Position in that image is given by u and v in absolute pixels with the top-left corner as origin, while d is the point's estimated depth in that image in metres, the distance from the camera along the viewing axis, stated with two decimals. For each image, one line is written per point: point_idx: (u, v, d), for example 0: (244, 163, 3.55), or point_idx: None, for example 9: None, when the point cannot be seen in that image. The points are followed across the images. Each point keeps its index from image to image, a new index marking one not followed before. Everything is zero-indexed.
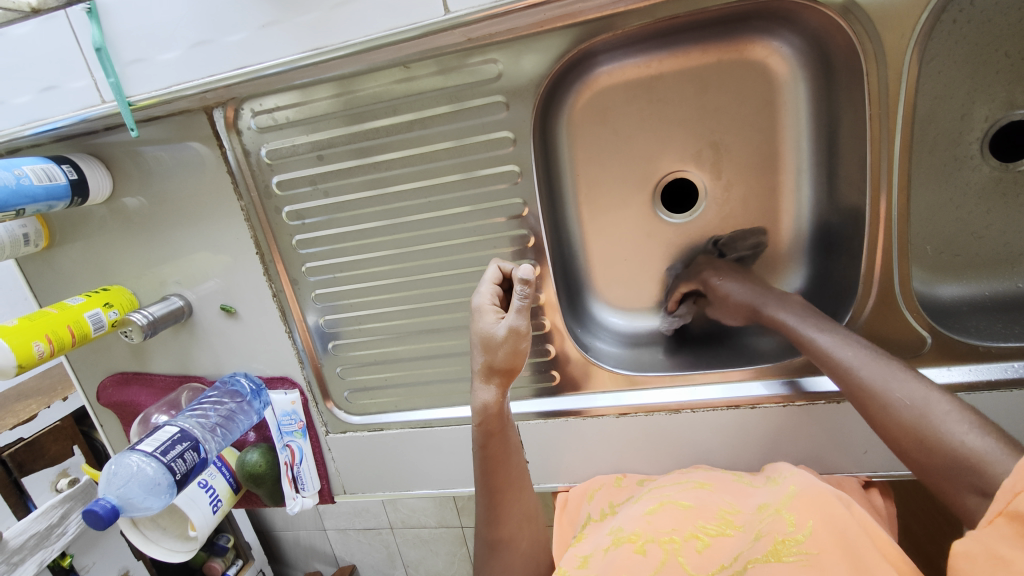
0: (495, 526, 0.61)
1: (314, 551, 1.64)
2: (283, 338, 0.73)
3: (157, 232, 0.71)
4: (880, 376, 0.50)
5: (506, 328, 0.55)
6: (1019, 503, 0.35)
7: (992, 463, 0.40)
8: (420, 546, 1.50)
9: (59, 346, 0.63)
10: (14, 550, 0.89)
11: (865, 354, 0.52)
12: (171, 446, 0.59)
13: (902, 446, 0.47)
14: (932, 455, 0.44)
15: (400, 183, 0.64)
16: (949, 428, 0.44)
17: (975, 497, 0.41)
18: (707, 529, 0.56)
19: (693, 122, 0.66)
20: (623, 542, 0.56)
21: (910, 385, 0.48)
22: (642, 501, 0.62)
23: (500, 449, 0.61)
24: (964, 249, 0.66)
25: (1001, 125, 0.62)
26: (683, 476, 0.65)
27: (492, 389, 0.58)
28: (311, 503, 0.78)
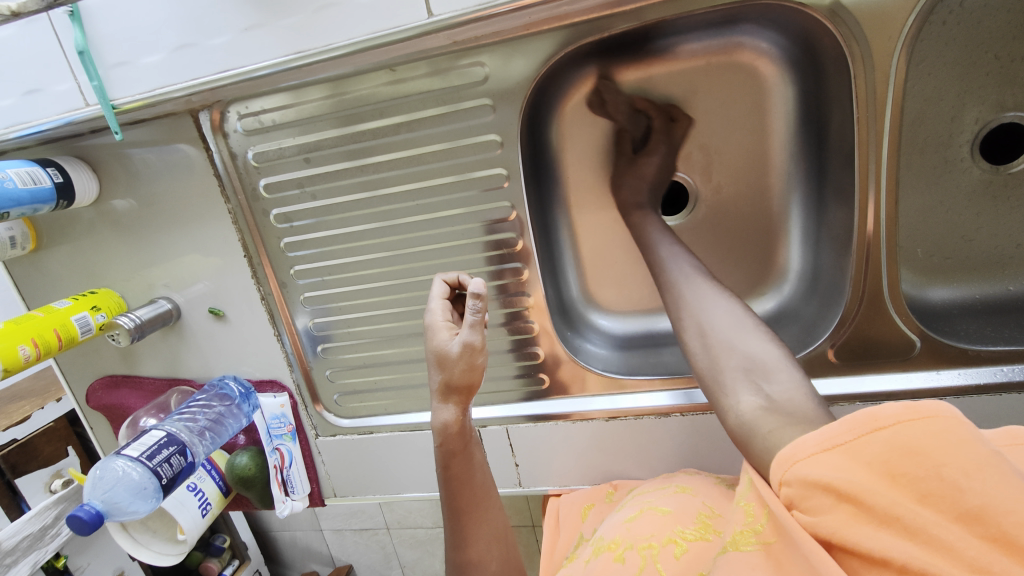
0: (463, 549, 0.59)
1: (310, 552, 1.64)
2: (272, 341, 0.73)
3: (144, 235, 0.71)
4: (709, 289, 0.54)
5: (460, 344, 0.52)
6: (799, 469, 0.35)
7: (776, 373, 0.45)
8: (416, 547, 1.50)
9: (45, 350, 0.63)
10: (7, 551, 0.89)
11: (694, 268, 0.56)
12: (157, 450, 0.59)
13: (704, 350, 0.50)
14: (734, 353, 0.48)
15: (387, 186, 0.64)
16: (742, 338, 0.48)
17: (753, 399, 0.44)
18: (684, 535, 0.53)
19: (682, 126, 0.66)
20: (603, 551, 0.56)
21: (729, 302, 0.52)
22: (624, 509, 0.63)
23: (462, 470, 0.58)
24: (955, 252, 0.65)
25: (992, 127, 0.62)
26: (666, 482, 0.66)
27: (450, 408, 0.55)
28: (302, 506, 0.78)
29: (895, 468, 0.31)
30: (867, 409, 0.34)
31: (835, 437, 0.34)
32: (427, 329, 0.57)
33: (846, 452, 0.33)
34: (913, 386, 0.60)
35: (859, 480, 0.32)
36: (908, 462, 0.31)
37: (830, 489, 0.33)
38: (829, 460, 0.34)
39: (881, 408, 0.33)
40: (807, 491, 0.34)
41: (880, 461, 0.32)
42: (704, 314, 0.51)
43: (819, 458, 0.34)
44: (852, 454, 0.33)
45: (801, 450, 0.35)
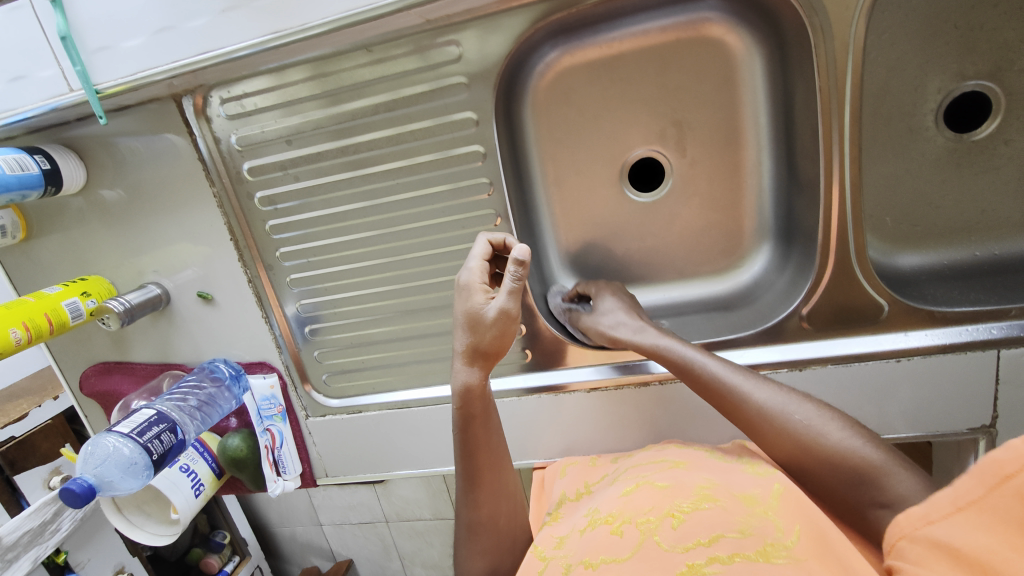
0: (474, 508, 0.63)
1: (310, 547, 1.64)
2: (260, 324, 0.74)
3: (132, 222, 0.72)
4: (776, 402, 0.54)
5: (497, 310, 0.55)
6: (930, 531, 0.36)
7: (886, 473, 0.47)
8: (415, 538, 1.51)
9: (37, 334, 0.64)
10: (8, 547, 0.87)
11: (740, 374, 0.57)
12: (148, 427, 0.61)
13: (776, 447, 0.54)
14: (837, 471, 0.50)
15: (368, 166, 0.66)
16: (828, 433, 0.51)
17: (878, 511, 0.47)
18: (682, 507, 0.53)
19: (655, 102, 0.67)
20: (599, 523, 0.56)
21: (803, 404, 0.54)
22: (618, 484, 0.62)
23: (482, 433, 0.61)
24: (923, 220, 0.67)
25: (954, 96, 0.63)
26: (659, 455, 0.65)
27: (475, 371, 0.58)
28: (293, 486, 0.80)
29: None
30: (990, 458, 0.33)
31: (968, 494, 0.34)
32: (457, 287, 0.59)
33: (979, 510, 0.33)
34: (882, 348, 0.62)
35: (987, 545, 0.32)
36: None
37: (958, 554, 0.33)
38: (961, 521, 0.34)
39: (998, 454, 0.32)
40: (931, 552, 0.35)
41: (1006, 520, 0.31)
42: (827, 441, 0.51)
43: (950, 521, 0.35)
44: (973, 514, 0.33)
45: (935, 510, 0.36)
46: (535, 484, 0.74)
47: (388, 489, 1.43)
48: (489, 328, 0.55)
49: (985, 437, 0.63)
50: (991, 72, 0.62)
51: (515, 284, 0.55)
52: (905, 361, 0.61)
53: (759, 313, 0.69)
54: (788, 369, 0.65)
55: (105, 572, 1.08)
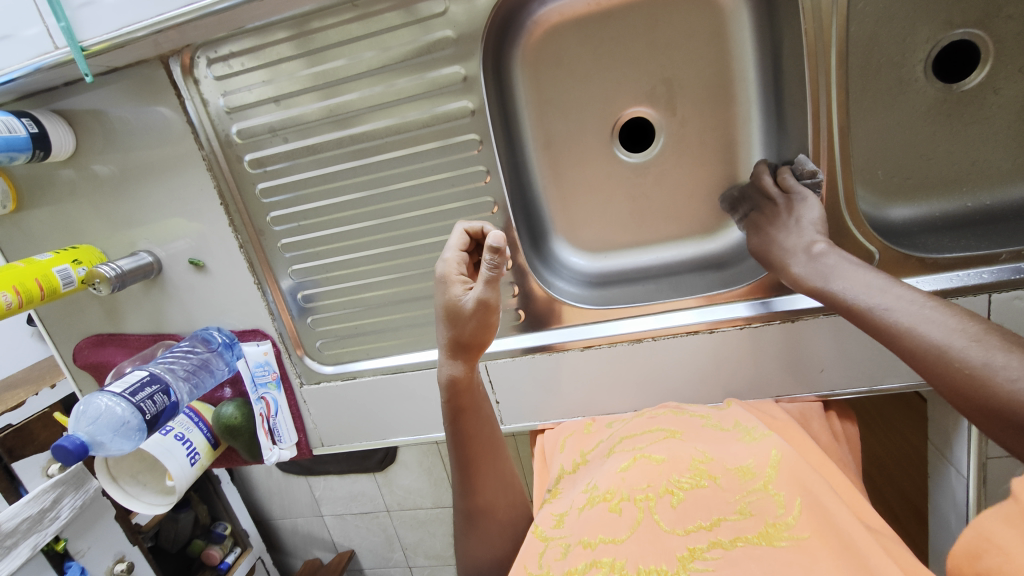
0: (472, 496, 0.65)
1: (312, 539, 1.64)
2: (253, 291, 0.74)
3: (122, 191, 0.72)
4: (941, 331, 0.43)
5: (475, 300, 0.55)
6: None
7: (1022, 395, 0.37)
8: (417, 527, 1.51)
9: (27, 298, 0.64)
10: (7, 534, 0.87)
11: (903, 296, 0.47)
12: (140, 388, 0.60)
13: (939, 378, 0.43)
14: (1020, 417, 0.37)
15: (358, 125, 0.65)
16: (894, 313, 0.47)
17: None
18: (680, 483, 0.56)
19: (644, 58, 0.67)
20: (598, 501, 0.58)
21: (980, 336, 0.41)
22: (613, 457, 0.63)
23: (472, 423, 0.63)
24: (915, 172, 0.67)
25: (943, 45, 0.63)
26: (652, 423, 0.66)
27: (459, 363, 0.60)
28: (289, 455, 0.79)
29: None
30: None
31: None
32: (438, 280, 0.60)
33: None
34: None
35: None
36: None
37: None
38: None
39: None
40: None
41: None
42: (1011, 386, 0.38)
43: None
44: None
45: None
46: (544, 448, 0.73)
47: (388, 477, 1.42)
48: (468, 318, 0.56)
49: None
50: (979, 20, 0.62)
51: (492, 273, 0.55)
52: None
53: (751, 268, 0.70)
54: (779, 322, 0.65)
55: (105, 560, 1.07)
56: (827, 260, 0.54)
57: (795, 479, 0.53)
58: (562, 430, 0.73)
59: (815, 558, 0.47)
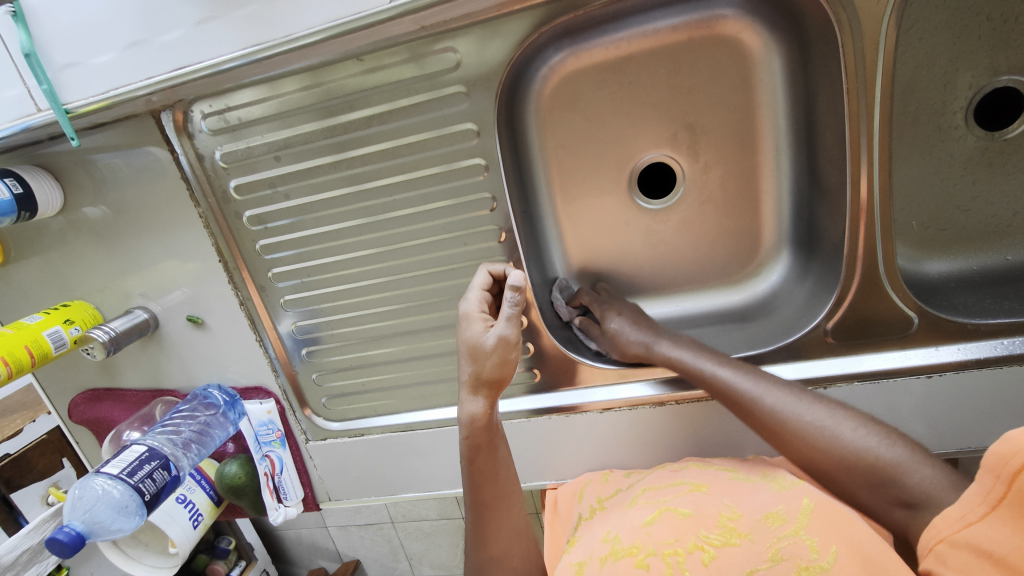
0: (484, 547, 0.59)
1: (317, 549, 1.62)
2: (254, 347, 0.71)
3: (115, 245, 0.68)
4: (786, 405, 0.54)
5: (495, 337, 0.54)
6: (967, 532, 0.37)
7: (908, 471, 0.47)
8: (422, 539, 1.49)
9: (17, 368, 0.61)
10: (6, 567, 0.81)
11: (754, 379, 0.56)
12: (139, 466, 0.57)
13: (789, 448, 0.53)
14: (852, 471, 0.50)
15: (365, 180, 0.62)
16: (797, 412, 0.53)
17: (900, 510, 0.47)
18: (710, 539, 0.53)
19: (666, 105, 0.63)
20: (621, 555, 0.53)
21: (814, 406, 0.53)
22: (635, 509, 0.60)
23: (488, 465, 0.59)
24: (951, 223, 0.63)
25: (986, 92, 0.59)
26: (677, 476, 0.63)
27: (480, 400, 0.57)
28: (296, 512, 0.77)
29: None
30: (996, 451, 0.36)
31: (991, 493, 0.36)
32: (459, 317, 0.58)
33: (1003, 505, 0.36)
34: (913, 364, 0.59)
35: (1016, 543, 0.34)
36: None
37: (991, 555, 0.35)
38: (991, 524, 0.36)
39: (991, 459, 0.36)
40: (970, 555, 0.36)
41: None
42: (839, 441, 0.51)
43: (984, 522, 0.37)
44: (1003, 511, 0.35)
45: (970, 511, 0.38)
46: (572, 484, 0.70)
47: None
48: (489, 356, 0.54)
49: None
50: None
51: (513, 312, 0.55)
52: (937, 377, 0.58)
53: (779, 325, 0.66)
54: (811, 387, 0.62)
55: None
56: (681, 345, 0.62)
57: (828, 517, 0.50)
58: (581, 478, 0.70)
59: None
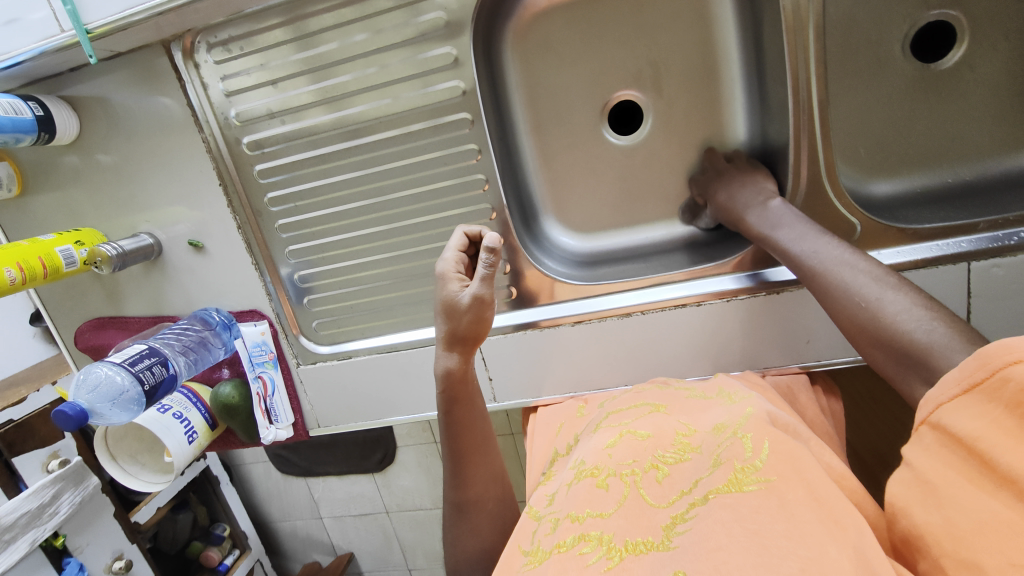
0: (463, 489, 0.68)
1: (311, 542, 1.64)
2: (250, 271, 0.76)
3: (124, 173, 0.74)
4: (848, 280, 0.52)
5: (471, 297, 0.60)
6: (941, 415, 0.37)
7: (939, 356, 0.43)
8: (416, 528, 1.51)
9: (30, 276, 0.66)
10: (7, 528, 0.94)
11: (828, 248, 0.55)
12: (139, 359, 0.62)
13: (841, 318, 0.52)
14: (888, 348, 0.48)
15: (356, 104, 0.67)
16: (857, 287, 0.51)
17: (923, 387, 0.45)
18: (665, 458, 0.56)
19: (631, 43, 0.70)
20: (585, 476, 0.59)
21: (874, 283, 0.51)
22: (601, 432, 0.63)
23: (466, 415, 0.67)
24: (895, 149, 0.68)
25: (919, 25, 0.65)
26: (639, 398, 0.66)
27: (455, 355, 0.64)
28: (286, 435, 0.80)
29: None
30: (998, 343, 0.34)
31: (971, 376, 0.35)
32: (437, 277, 0.63)
33: (983, 391, 0.35)
34: None
35: (986, 434, 0.34)
36: None
37: (963, 442, 0.35)
38: (967, 410, 0.35)
39: (985, 350, 0.35)
40: (945, 439, 0.37)
41: (1005, 403, 0.33)
42: (882, 320, 0.48)
43: (956, 404, 0.36)
44: (979, 397, 0.35)
45: (943, 393, 0.37)
46: (545, 416, 0.74)
47: (388, 479, 1.43)
48: (464, 313, 0.60)
49: None
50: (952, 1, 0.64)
51: (487, 272, 0.59)
52: None
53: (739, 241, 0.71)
54: (766, 293, 0.66)
55: (105, 558, 1.13)
56: (772, 211, 0.61)
57: (763, 423, 0.52)
58: (553, 413, 0.74)
59: (782, 497, 0.45)
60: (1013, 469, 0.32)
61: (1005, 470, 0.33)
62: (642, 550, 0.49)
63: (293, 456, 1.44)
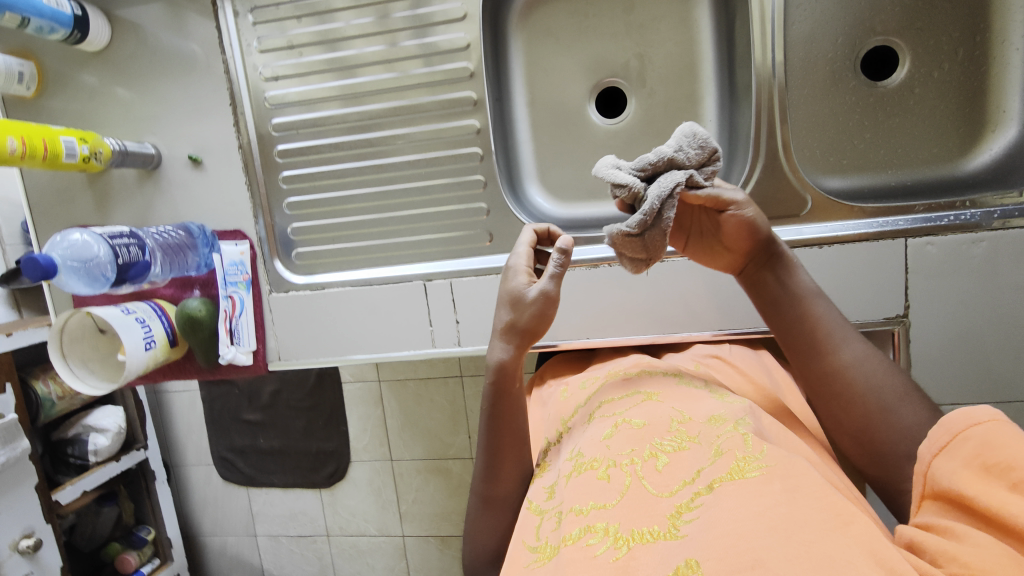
0: (494, 483, 0.62)
1: (239, 563, 1.48)
2: (241, 190, 0.79)
3: (141, 85, 0.78)
4: (821, 329, 0.60)
5: (537, 291, 0.60)
6: (930, 482, 0.40)
7: (901, 410, 0.54)
8: (355, 559, 1.38)
9: (29, 153, 0.65)
10: None
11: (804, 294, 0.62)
12: (120, 235, 0.63)
13: (812, 363, 0.60)
14: (857, 398, 0.57)
15: (369, 45, 0.74)
16: (834, 341, 0.60)
17: (885, 425, 0.55)
18: (662, 445, 0.49)
19: (621, 34, 0.79)
20: (585, 469, 0.50)
21: (845, 339, 0.59)
22: (595, 424, 0.57)
23: (510, 407, 0.63)
24: (848, 155, 0.76)
25: (868, 49, 0.75)
26: (630, 387, 0.62)
27: (511, 348, 0.62)
28: (245, 360, 0.80)
29: (987, 460, 0.36)
30: (959, 412, 0.40)
31: (939, 440, 0.40)
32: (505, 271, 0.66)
33: (952, 453, 0.39)
34: (806, 236, 0.68)
35: (962, 483, 0.37)
36: (998, 452, 0.36)
37: (950, 497, 0.37)
38: (947, 470, 0.39)
39: (952, 417, 0.40)
40: (941, 503, 0.38)
41: (968, 458, 0.37)
42: (852, 372, 0.58)
43: (937, 466, 0.40)
44: (950, 457, 0.39)
45: (923, 462, 0.41)
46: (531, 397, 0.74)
47: (335, 496, 1.34)
48: (527, 306, 0.60)
49: (900, 326, 0.67)
50: (895, 29, 0.73)
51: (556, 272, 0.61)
52: (826, 249, 0.67)
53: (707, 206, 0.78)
54: None
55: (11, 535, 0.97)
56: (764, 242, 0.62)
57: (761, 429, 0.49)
58: (544, 409, 0.71)
59: (788, 481, 0.41)
60: (987, 503, 0.34)
61: (980, 507, 0.35)
62: (650, 539, 0.41)
63: (238, 461, 1.36)
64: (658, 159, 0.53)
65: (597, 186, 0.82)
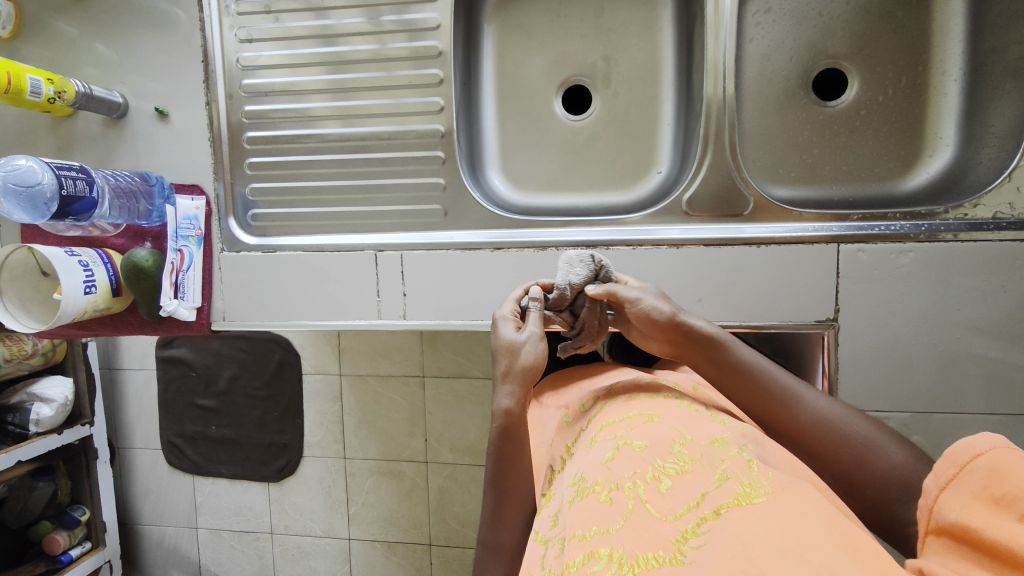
0: (499, 530, 0.58)
1: (175, 557, 1.41)
2: (204, 146, 0.80)
3: (116, 36, 0.80)
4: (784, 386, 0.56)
5: (529, 333, 0.62)
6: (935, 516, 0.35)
7: (886, 451, 0.50)
8: (297, 561, 1.33)
9: None
10: None
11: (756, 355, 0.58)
12: (67, 168, 0.64)
13: (780, 424, 0.54)
14: (840, 453, 0.51)
15: (343, 17, 0.76)
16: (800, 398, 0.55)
17: (871, 473, 0.50)
18: (665, 466, 0.44)
19: (590, 35, 0.82)
20: (585, 493, 0.45)
21: (809, 392, 0.55)
22: (596, 446, 0.50)
23: (516, 451, 0.58)
24: (795, 168, 0.78)
25: (821, 72, 0.78)
26: (631, 408, 0.53)
27: (512, 391, 0.59)
28: (187, 315, 0.79)
29: (995, 492, 0.32)
30: (964, 442, 0.35)
31: (945, 473, 0.35)
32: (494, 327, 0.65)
33: (959, 486, 0.34)
34: (744, 236, 0.70)
35: (969, 515, 0.32)
36: (1008, 482, 0.31)
37: (958, 532, 0.32)
38: (954, 503, 0.34)
39: (955, 447, 0.36)
40: (945, 538, 0.33)
41: (976, 491, 0.33)
42: (829, 427, 0.53)
43: (941, 501, 0.35)
44: (957, 490, 0.34)
45: (926, 497, 0.36)
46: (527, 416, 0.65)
47: (283, 492, 1.30)
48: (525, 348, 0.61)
49: (829, 331, 0.69)
50: (845, 54, 0.77)
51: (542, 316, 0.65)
52: (764, 248, 0.69)
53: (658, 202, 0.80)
54: (667, 247, 0.72)
55: None
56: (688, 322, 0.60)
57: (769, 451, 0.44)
58: (544, 432, 0.62)
59: (798, 508, 0.37)
60: (998, 535, 0.30)
61: (991, 541, 0.30)
62: (655, 565, 0.37)
63: (187, 448, 1.32)
64: (565, 290, 0.65)
65: (555, 177, 0.84)
